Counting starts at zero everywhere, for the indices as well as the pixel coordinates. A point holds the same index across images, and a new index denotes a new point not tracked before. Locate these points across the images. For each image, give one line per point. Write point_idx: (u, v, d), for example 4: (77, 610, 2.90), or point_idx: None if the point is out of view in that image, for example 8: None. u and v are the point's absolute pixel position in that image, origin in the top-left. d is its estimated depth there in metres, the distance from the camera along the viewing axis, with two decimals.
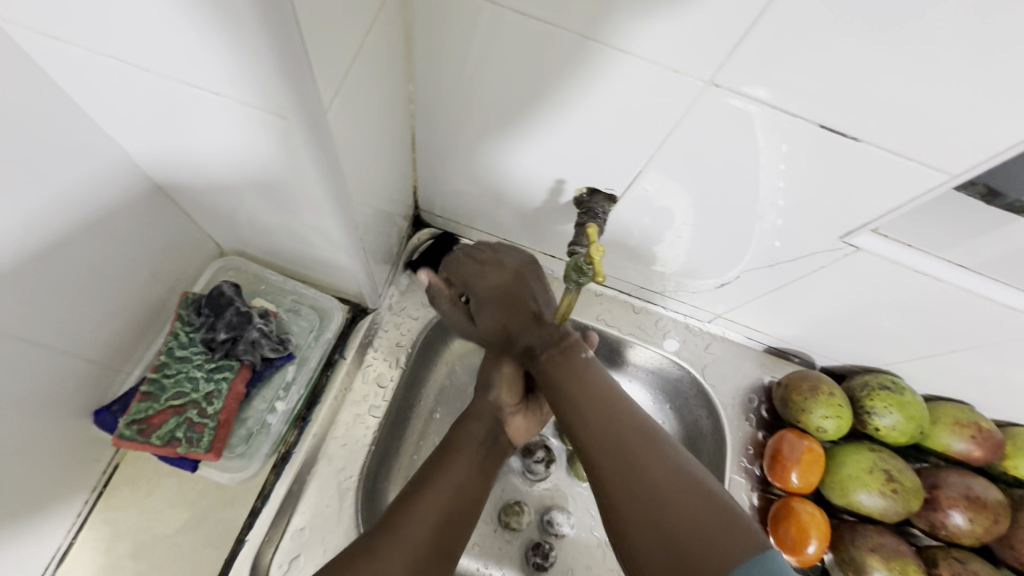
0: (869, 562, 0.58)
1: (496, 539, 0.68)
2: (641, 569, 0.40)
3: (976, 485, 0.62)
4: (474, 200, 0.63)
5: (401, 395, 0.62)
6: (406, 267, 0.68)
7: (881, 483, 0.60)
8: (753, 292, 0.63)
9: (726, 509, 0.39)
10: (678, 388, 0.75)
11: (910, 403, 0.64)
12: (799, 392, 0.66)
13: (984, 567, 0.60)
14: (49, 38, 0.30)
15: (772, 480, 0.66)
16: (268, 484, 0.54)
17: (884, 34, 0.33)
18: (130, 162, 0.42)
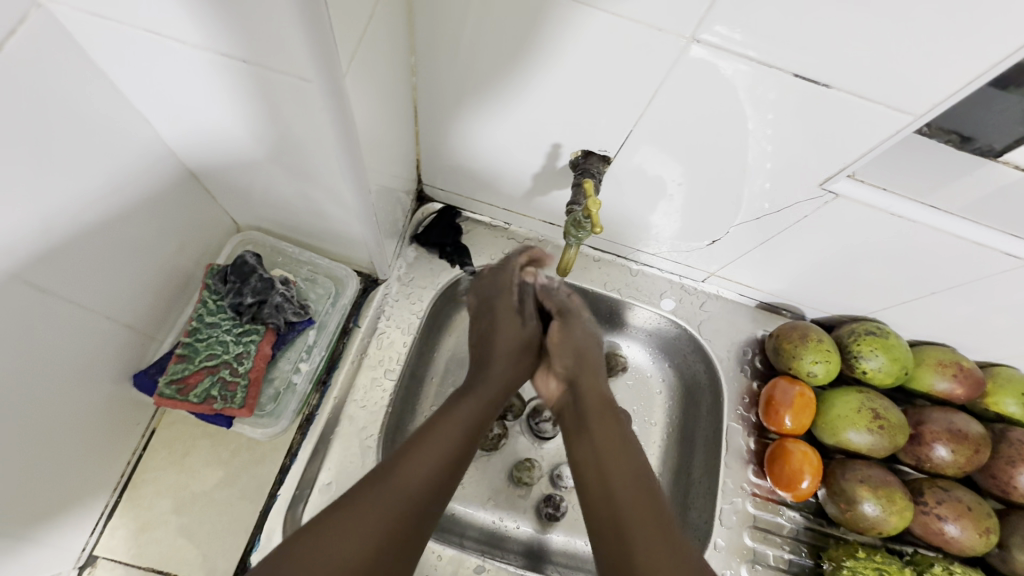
0: (858, 492, 0.62)
1: (509, 493, 0.72)
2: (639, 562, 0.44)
3: (958, 419, 0.66)
4: (475, 172, 0.66)
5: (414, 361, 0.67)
6: (412, 240, 0.72)
7: (868, 420, 0.64)
8: (743, 248, 0.67)
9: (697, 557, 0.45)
10: (675, 346, 0.79)
11: (894, 346, 0.68)
12: (789, 340, 0.70)
13: (967, 494, 0.64)
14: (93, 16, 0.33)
15: (767, 425, 0.69)
16: (295, 444, 0.58)
17: None
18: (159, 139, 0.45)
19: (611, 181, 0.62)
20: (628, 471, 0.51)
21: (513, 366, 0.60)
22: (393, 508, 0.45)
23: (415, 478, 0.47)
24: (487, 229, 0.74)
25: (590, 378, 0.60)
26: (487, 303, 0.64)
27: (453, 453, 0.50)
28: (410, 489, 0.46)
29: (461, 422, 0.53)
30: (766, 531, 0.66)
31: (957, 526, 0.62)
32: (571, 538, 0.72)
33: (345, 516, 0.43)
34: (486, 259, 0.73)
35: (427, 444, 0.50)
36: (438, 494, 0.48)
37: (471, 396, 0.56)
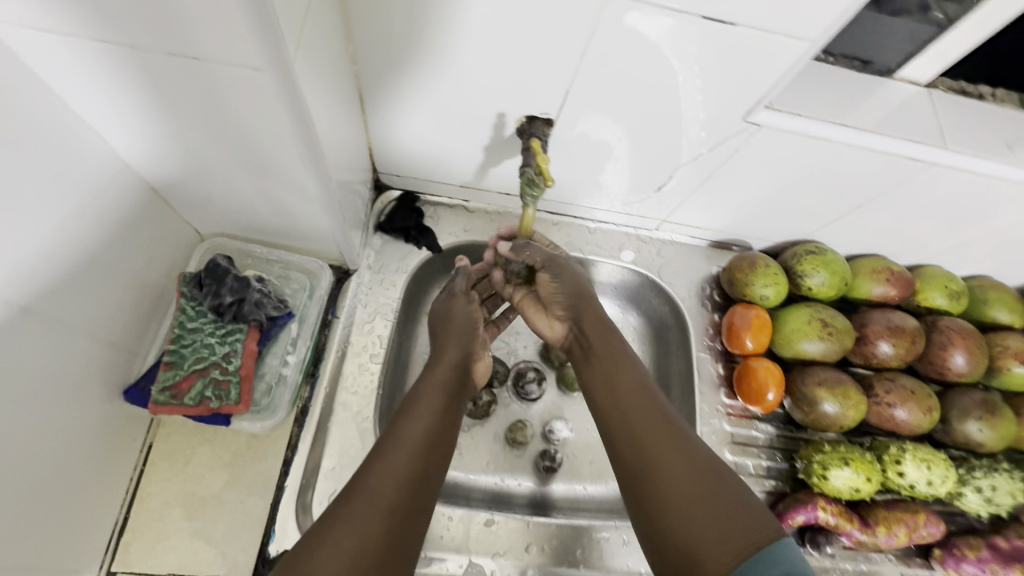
0: (818, 394, 0.69)
1: (507, 455, 0.76)
2: (669, 510, 0.44)
3: (894, 316, 0.74)
4: (428, 154, 0.68)
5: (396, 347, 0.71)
6: (377, 230, 0.74)
7: (818, 329, 0.71)
8: (688, 190, 0.71)
9: (758, 517, 0.41)
10: (640, 294, 0.84)
11: (832, 261, 0.75)
12: (741, 270, 0.76)
13: (910, 381, 0.72)
14: (36, 30, 0.34)
15: (732, 349, 0.75)
16: (293, 437, 0.60)
17: None
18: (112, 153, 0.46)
19: (558, 147, 0.65)
20: (645, 407, 0.51)
21: (463, 339, 0.64)
22: (372, 517, 0.44)
23: (388, 479, 0.47)
24: (448, 209, 0.77)
25: (592, 317, 0.61)
26: (439, 310, 0.68)
27: (422, 452, 0.50)
28: (387, 490, 0.46)
29: (422, 417, 0.53)
30: (744, 444, 0.72)
31: (905, 409, 0.70)
32: (571, 485, 0.76)
33: (342, 513, 0.44)
34: (451, 238, 0.76)
35: (392, 444, 0.50)
36: (422, 492, 0.49)
37: (426, 391, 0.57)
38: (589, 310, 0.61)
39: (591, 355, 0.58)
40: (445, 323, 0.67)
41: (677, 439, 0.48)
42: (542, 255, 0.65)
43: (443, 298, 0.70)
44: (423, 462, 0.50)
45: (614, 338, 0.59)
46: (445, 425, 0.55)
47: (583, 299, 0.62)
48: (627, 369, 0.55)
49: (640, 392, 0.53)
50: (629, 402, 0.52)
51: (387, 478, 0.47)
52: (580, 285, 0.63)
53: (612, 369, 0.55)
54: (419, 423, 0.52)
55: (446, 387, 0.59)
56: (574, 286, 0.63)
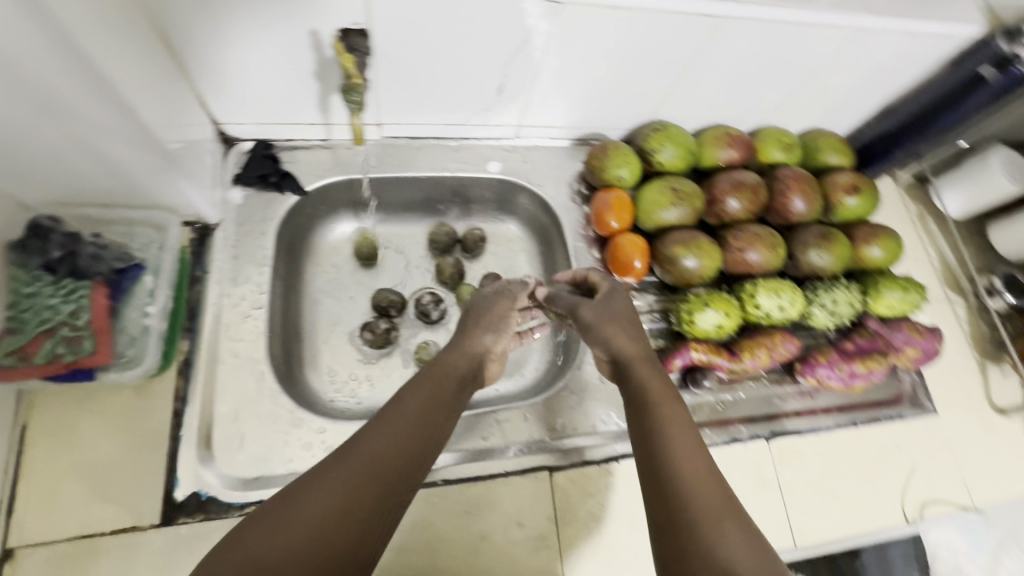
0: (676, 252, 0.76)
1: (416, 375, 0.80)
2: (679, 547, 0.40)
3: (736, 175, 0.82)
4: (262, 90, 0.68)
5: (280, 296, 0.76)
6: (235, 182, 0.73)
7: (670, 197, 0.78)
8: (525, 85, 0.74)
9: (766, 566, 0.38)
10: (516, 202, 0.88)
11: (675, 135, 0.82)
12: (597, 159, 0.81)
13: (757, 227, 0.80)
14: None
15: (602, 232, 0.81)
16: (180, 389, 0.61)
17: None
18: None
19: (386, 62, 0.66)
20: (689, 441, 0.46)
21: (496, 327, 0.64)
22: (346, 480, 0.43)
23: (383, 444, 0.46)
24: (307, 151, 0.77)
25: (617, 328, 0.59)
26: (475, 305, 0.66)
27: (411, 434, 0.47)
28: (381, 453, 0.45)
29: (422, 400, 0.51)
30: None
31: (753, 251, 0.78)
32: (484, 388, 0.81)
33: (315, 482, 0.42)
34: (315, 178, 0.77)
35: (392, 413, 0.49)
36: (405, 477, 0.45)
37: (437, 377, 0.55)
38: (607, 323, 0.59)
39: (620, 361, 0.57)
40: (476, 313, 0.65)
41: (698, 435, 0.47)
42: (590, 311, 0.61)
43: (485, 296, 0.68)
44: (414, 438, 0.47)
45: (632, 338, 0.58)
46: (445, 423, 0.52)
47: (616, 317, 0.60)
48: (665, 386, 0.52)
49: (676, 414, 0.49)
50: (671, 442, 0.46)
51: (371, 456, 0.44)
52: (615, 309, 0.61)
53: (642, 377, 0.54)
54: (425, 414, 0.50)
55: (463, 375, 0.58)
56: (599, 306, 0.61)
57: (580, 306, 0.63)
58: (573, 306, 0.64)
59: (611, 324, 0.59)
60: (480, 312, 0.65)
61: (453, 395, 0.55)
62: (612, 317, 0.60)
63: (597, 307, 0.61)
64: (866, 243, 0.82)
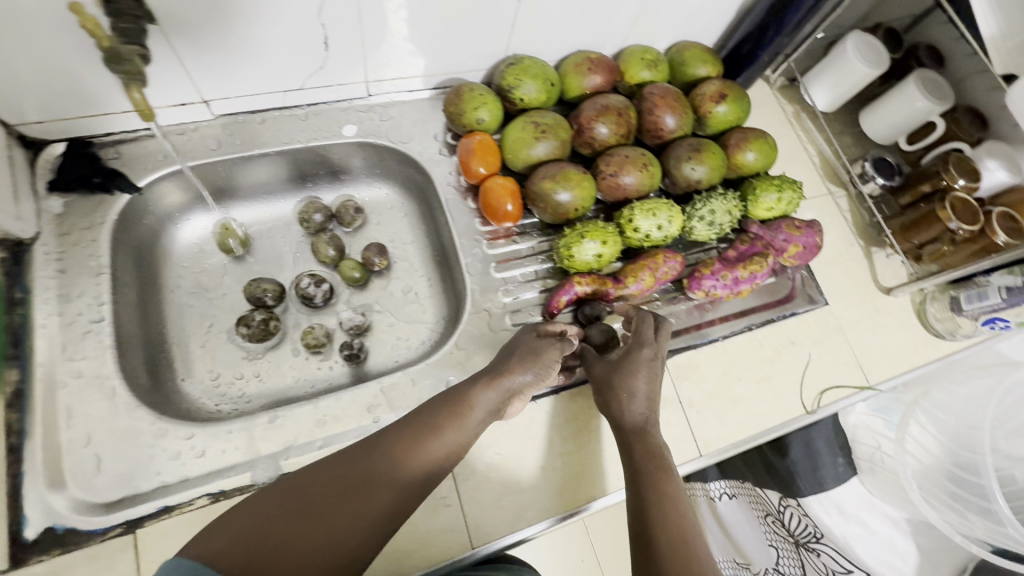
0: (545, 187, 0.73)
1: (307, 362, 0.76)
2: None
3: (601, 99, 0.80)
4: (49, 80, 0.61)
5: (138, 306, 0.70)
6: (50, 190, 0.66)
7: (534, 133, 0.75)
8: (353, 34, 0.69)
9: None
10: (386, 165, 0.84)
11: (531, 67, 0.78)
12: (454, 104, 0.77)
13: (627, 150, 0.78)
14: None
15: (472, 180, 0.77)
16: (15, 422, 0.55)
17: None
18: None
19: (182, 28, 0.60)
20: (675, 519, 0.52)
21: (530, 349, 0.62)
22: (333, 489, 0.46)
23: (394, 465, 0.49)
24: (134, 142, 0.71)
25: (627, 396, 0.61)
26: (519, 343, 0.63)
27: (421, 471, 0.50)
28: (386, 474, 0.48)
29: (430, 434, 0.52)
30: (509, 261, 0.76)
31: (626, 174, 0.76)
32: (383, 361, 0.78)
33: (308, 482, 0.46)
34: (147, 171, 0.70)
35: (409, 429, 0.52)
36: (388, 508, 0.47)
37: (455, 415, 0.54)
38: (609, 388, 0.63)
39: (637, 424, 0.60)
40: (520, 336, 0.64)
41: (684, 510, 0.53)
42: (601, 368, 0.65)
43: (534, 335, 0.64)
44: (422, 473, 0.50)
45: (638, 409, 0.61)
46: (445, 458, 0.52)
47: (606, 374, 0.64)
48: (676, 484, 0.55)
49: (679, 506, 0.53)
50: (666, 510, 0.52)
51: (341, 472, 0.47)
52: (611, 373, 0.63)
53: (646, 451, 0.58)
54: (416, 445, 0.51)
55: (500, 393, 0.58)
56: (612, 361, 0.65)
57: (593, 366, 0.66)
58: (632, 343, 0.66)
59: (614, 392, 0.62)
60: (518, 345, 0.63)
61: (468, 434, 0.54)
62: (645, 381, 0.62)
63: (607, 374, 0.64)
64: (738, 149, 0.82)
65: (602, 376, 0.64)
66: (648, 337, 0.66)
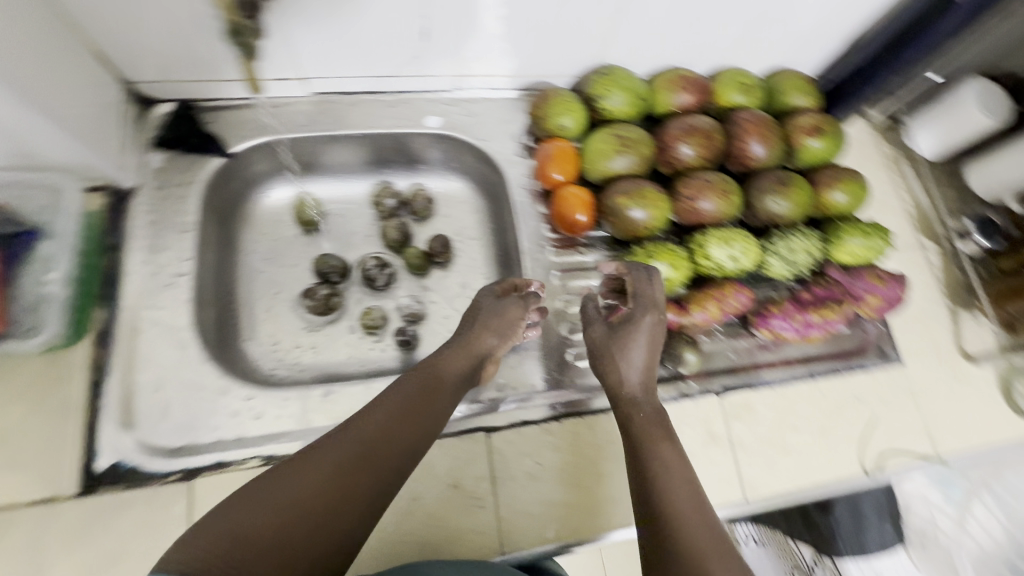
0: (621, 203, 0.72)
1: (362, 342, 0.77)
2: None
3: (690, 119, 0.78)
4: (169, 43, 0.64)
5: (212, 272, 0.73)
6: (154, 145, 0.70)
7: (616, 145, 0.74)
8: (454, 29, 0.70)
9: None
10: (462, 159, 0.85)
11: (624, 79, 0.77)
12: (539, 108, 0.77)
13: (710, 174, 0.76)
14: None
15: (546, 185, 0.77)
16: (98, 358, 0.59)
17: None
18: None
19: (297, 6, 0.62)
20: (701, 521, 0.46)
21: (472, 339, 0.60)
22: (321, 465, 0.44)
23: (382, 419, 0.48)
24: (231, 110, 0.74)
25: (615, 368, 0.59)
26: (486, 309, 0.63)
27: (398, 423, 0.48)
28: (373, 432, 0.47)
29: (407, 390, 0.52)
30: (572, 270, 0.75)
31: (705, 199, 0.74)
32: (432, 351, 0.78)
33: (301, 462, 0.44)
34: (241, 139, 0.73)
35: (388, 398, 0.50)
36: (393, 467, 0.46)
37: (422, 378, 0.54)
38: (601, 351, 0.61)
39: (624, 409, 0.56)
40: (495, 301, 0.64)
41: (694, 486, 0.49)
42: (600, 334, 0.62)
43: (496, 299, 0.65)
44: (410, 426, 0.49)
45: (636, 358, 0.59)
46: (436, 412, 0.52)
47: (598, 340, 0.62)
48: (683, 468, 0.50)
49: (704, 512, 0.47)
50: (675, 497, 0.47)
51: (353, 440, 0.46)
52: (604, 342, 0.61)
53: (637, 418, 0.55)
54: (403, 418, 0.49)
55: (472, 363, 0.59)
56: (609, 331, 0.62)
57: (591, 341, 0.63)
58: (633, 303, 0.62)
59: (606, 358, 0.60)
60: (473, 322, 0.62)
61: (449, 391, 0.55)
62: (650, 349, 0.60)
63: (609, 335, 0.61)
64: (828, 188, 0.77)
65: (603, 340, 0.61)
66: (651, 299, 0.62)
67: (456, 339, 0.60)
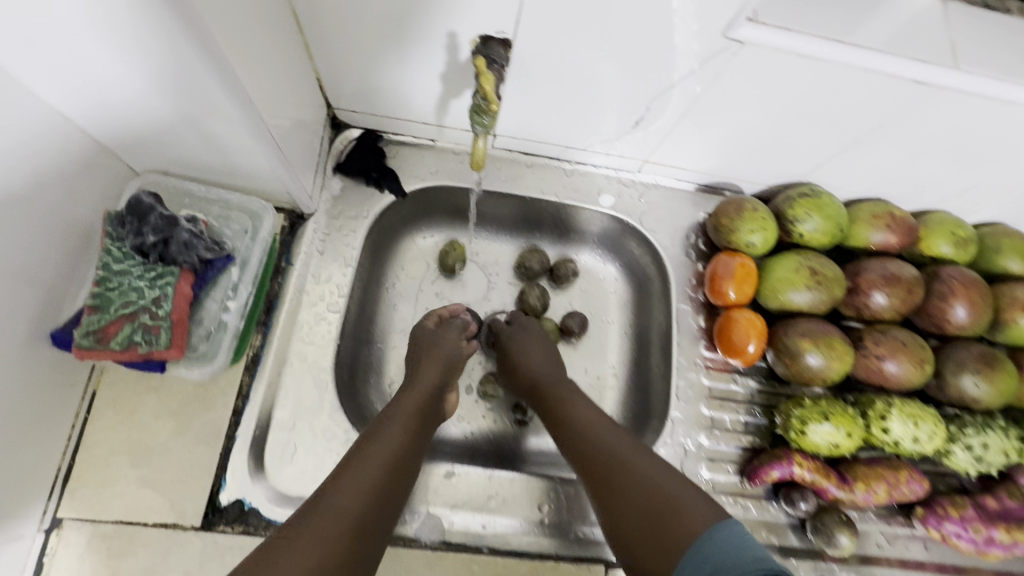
0: (802, 347, 0.64)
1: (477, 408, 0.73)
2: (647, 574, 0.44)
3: (892, 265, 0.68)
4: (385, 83, 0.63)
5: (357, 302, 0.70)
6: (335, 171, 0.69)
7: (806, 279, 0.66)
8: (668, 125, 0.65)
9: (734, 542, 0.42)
10: (621, 243, 0.79)
11: (826, 204, 0.68)
12: (726, 216, 0.70)
13: (904, 333, 0.67)
14: None
15: (714, 300, 0.71)
16: (244, 386, 0.58)
17: None
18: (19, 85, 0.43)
19: (522, 73, 0.59)
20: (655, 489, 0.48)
21: (432, 383, 0.59)
22: (348, 510, 0.43)
23: (389, 448, 0.49)
24: (414, 149, 0.72)
25: (568, 405, 0.60)
26: (422, 335, 0.65)
27: (396, 460, 0.49)
28: (388, 455, 0.49)
29: (396, 435, 0.51)
30: (723, 399, 0.69)
31: (895, 363, 0.65)
32: (544, 440, 0.74)
33: (317, 511, 0.42)
34: (416, 181, 0.72)
35: (372, 440, 0.50)
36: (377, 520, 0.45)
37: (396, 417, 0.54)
38: (551, 392, 0.63)
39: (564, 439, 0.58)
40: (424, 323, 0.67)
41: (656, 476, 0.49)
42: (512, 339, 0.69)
43: (432, 328, 0.67)
44: (395, 468, 0.49)
45: (596, 423, 0.56)
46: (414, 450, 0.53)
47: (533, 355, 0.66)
48: (644, 459, 0.51)
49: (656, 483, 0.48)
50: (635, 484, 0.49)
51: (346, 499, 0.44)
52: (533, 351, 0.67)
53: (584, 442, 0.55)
54: (379, 445, 0.49)
55: (443, 371, 0.61)
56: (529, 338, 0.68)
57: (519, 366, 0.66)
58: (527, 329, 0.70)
59: (568, 403, 0.61)
60: (428, 357, 0.62)
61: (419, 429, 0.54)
62: (539, 344, 0.68)
63: (523, 348, 0.67)
64: None
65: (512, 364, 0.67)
66: (534, 337, 0.68)
67: (421, 352, 0.64)
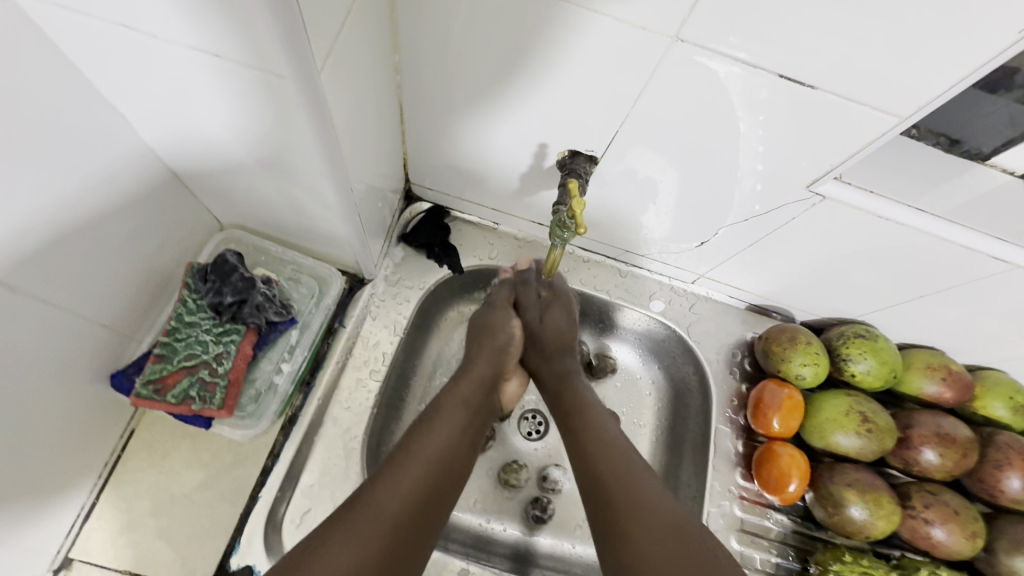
0: (846, 496, 0.62)
1: (497, 496, 0.71)
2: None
3: (946, 423, 0.65)
4: (464, 170, 0.65)
5: (399, 365, 0.67)
6: (400, 240, 0.71)
7: (856, 423, 0.64)
8: (732, 249, 0.66)
9: None
10: (665, 348, 0.78)
11: (883, 349, 0.66)
12: (778, 343, 0.69)
13: (954, 498, 0.64)
14: (75, 13, 0.35)
15: (756, 428, 0.69)
16: (278, 446, 0.58)
17: (789, 16, 0.38)
18: (144, 145, 0.48)
19: (598, 183, 0.61)
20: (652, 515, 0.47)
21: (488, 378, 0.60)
22: (382, 521, 0.45)
23: (438, 442, 0.52)
24: (476, 229, 0.74)
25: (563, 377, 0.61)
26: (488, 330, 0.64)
27: (444, 457, 0.52)
28: (436, 452, 0.51)
29: (443, 429, 0.54)
30: (754, 535, 0.66)
31: (944, 531, 0.62)
32: (559, 540, 0.70)
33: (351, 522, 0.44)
34: (474, 260, 0.73)
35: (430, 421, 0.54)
36: (427, 508, 0.48)
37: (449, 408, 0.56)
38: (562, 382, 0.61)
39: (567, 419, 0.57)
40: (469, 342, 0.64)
41: (624, 470, 0.51)
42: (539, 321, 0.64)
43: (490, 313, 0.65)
44: (437, 471, 0.50)
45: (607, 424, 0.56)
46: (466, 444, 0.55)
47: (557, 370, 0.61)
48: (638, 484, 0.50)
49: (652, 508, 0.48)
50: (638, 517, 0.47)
51: (396, 491, 0.47)
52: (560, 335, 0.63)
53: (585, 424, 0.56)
54: (429, 437, 0.52)
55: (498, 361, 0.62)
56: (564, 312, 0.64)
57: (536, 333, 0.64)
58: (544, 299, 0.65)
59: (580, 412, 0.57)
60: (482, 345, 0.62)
61: (469, 420, 0.57)
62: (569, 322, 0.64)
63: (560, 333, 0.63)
64: None
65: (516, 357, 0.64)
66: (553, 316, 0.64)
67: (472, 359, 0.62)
